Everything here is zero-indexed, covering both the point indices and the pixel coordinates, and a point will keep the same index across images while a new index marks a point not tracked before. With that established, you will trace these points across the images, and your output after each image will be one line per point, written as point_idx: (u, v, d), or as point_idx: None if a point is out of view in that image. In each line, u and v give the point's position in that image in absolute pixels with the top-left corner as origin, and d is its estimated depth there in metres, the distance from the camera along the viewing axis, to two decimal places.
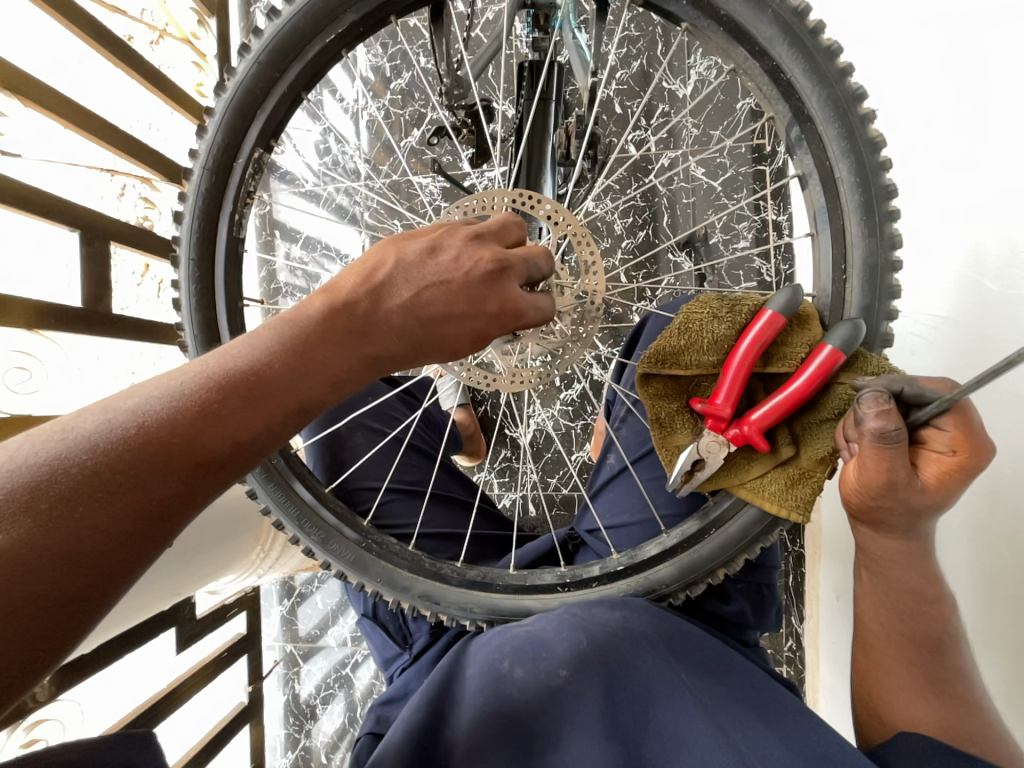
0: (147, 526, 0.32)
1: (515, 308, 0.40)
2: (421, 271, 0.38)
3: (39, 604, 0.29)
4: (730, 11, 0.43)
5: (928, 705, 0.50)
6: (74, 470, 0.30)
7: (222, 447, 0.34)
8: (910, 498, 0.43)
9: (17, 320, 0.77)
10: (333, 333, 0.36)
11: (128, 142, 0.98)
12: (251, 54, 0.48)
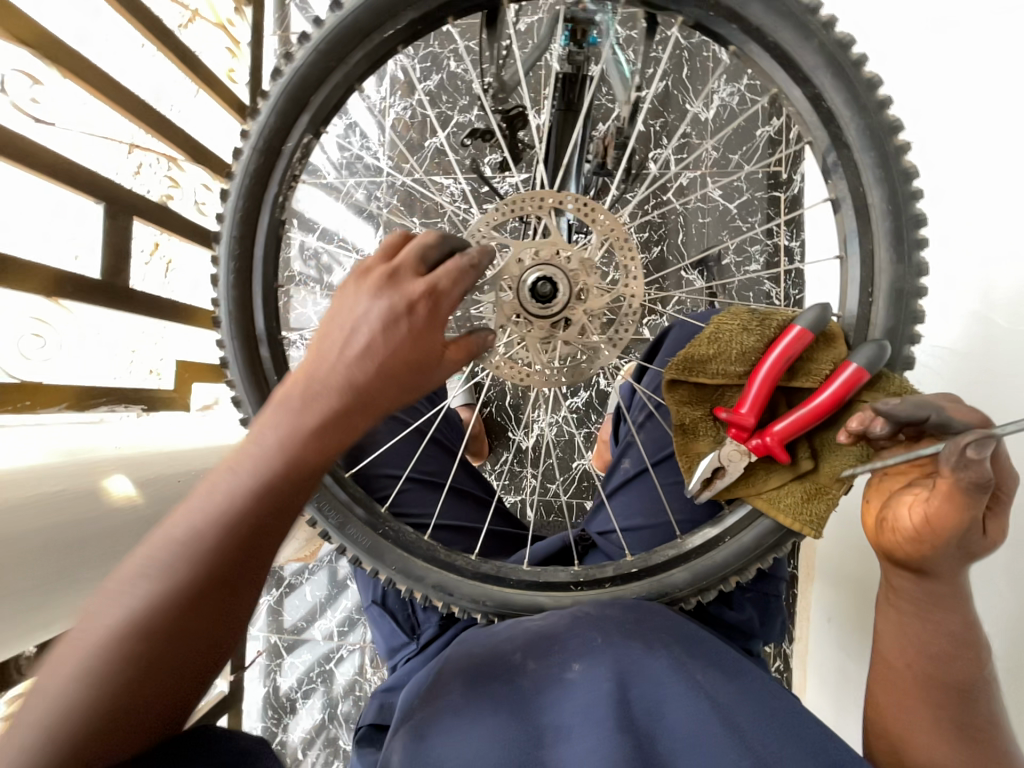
0: (205, 634, 0.38)
1: (431, 290, 0.42)
2: (334, 331, 0.41)
3: (170, 680, 0.38)
4: (778, 38, 0.44)
5: (952, 749, 0.50)
6: (142, 604, 0.36)
7: (252, 533, 0.39)
8: (969, 542, 0.44)
9: (37, 286, 0.78)
10: (293, 417, 0.40)
11: (157, 119, 0.99)
12: (311, 41, 0.48)
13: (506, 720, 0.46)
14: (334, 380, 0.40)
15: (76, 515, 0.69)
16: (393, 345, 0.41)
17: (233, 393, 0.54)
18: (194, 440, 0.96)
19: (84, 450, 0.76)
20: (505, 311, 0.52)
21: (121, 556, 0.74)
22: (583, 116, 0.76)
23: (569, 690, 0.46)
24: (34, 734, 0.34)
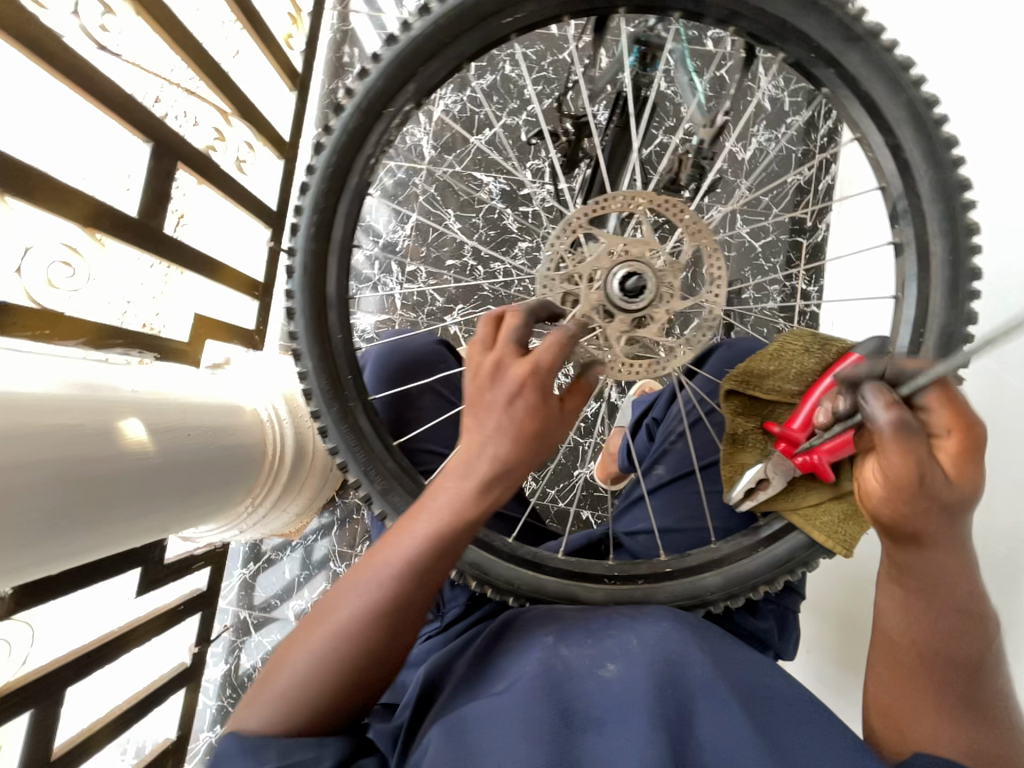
0: (391, 649, 0.48)
1: (535, 367, 0.46)
2: (477, 413, 0.47)
3: (377, 674, 0.48)
4: (869, 88, 0.48)
5: (960, 727, 0.50)
6: (364, 625, 0.46)
7: (435, 573, 0.48)
8: (933, 487, 0.43)
9: (75, 213, 0.75)
10: (463, 486, 0.47)
11: (213, 69, 0.98)
12: (431, 15, 0.49)
13: (541, 698, 0.46)
14: (486, 456, 0.47)
15: (91, 453, 0.66)
16: (533, 425, 0.47)
17: (292, 344, 0.54)
18: (202, 393, 0.92)
19: (102, 384, 0.73)
20: (589, 302, 0.52)
21: (125, 501, 0.71)
22: (638, 139, 0.80)
23: (604, 687, 0.47)
24: (284, 694, 0.46)
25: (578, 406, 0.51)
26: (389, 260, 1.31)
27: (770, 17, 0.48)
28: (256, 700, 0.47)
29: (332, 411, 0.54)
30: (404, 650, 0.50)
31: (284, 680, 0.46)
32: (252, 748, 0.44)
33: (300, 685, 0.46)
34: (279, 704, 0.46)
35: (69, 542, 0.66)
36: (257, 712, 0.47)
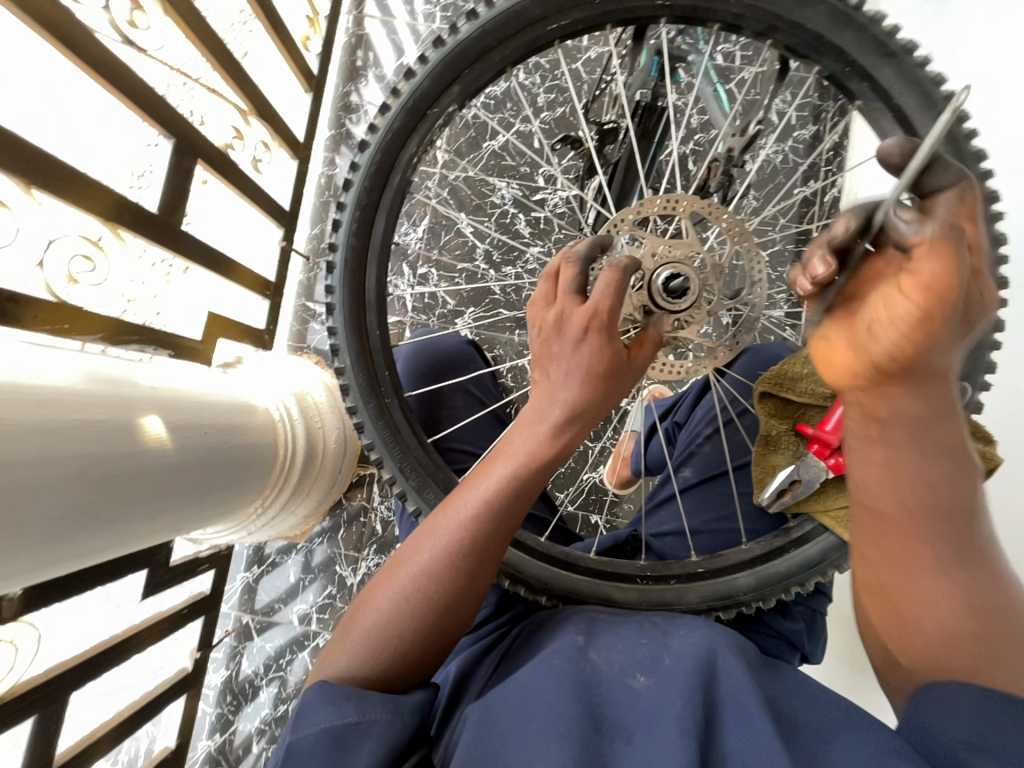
0: (469, 595, 0.49)
1: (603, 311, 0.47)
2: (548, 369, 0.51)
3: (455, 622, 0.49)
4: (901, 102, 0.50)
5: (947, 592, 0.44)
6: (444, 570, 0.48)
7: (511, 521, 0.50)
8: (959, 314, 0.35)
9: (98, 206, 0.75)
10: (535, 434, 0.50)
11: (233, 68, 0.98)
12: (478, 20, 0.50)
13: (572, 702, 0.46)
14: (556, 404, 0.50)
15: (113, 448, 0.65)
16: (604, 375, 0.49)
17: (330, 340, 0.55)
18: (216, 390, 0.91)
19: (122, 378, 0.72)
20: (632, 303, 0.54)
21: (145, 498, 0.70)
22: (659, 147, 0.81)
23: (636, 697, 0.47)
24: (366, 635, 0.48)
25: (647, 356, 0.52)
26: (401, 263, 1.31)
27: (807, 31, 0.49)
28: (338, 644, 0.49)
29: (369, 408, 0.54)
30: (480, 599, 0.51)
31: (366, 622, 0.48)
32: (336, 704, 0.43)
33: (386, 625, 0.47)
34: (365, 645, 0.47)
35: (89, 539, 0.65)
36: (341, 655, 0.48)
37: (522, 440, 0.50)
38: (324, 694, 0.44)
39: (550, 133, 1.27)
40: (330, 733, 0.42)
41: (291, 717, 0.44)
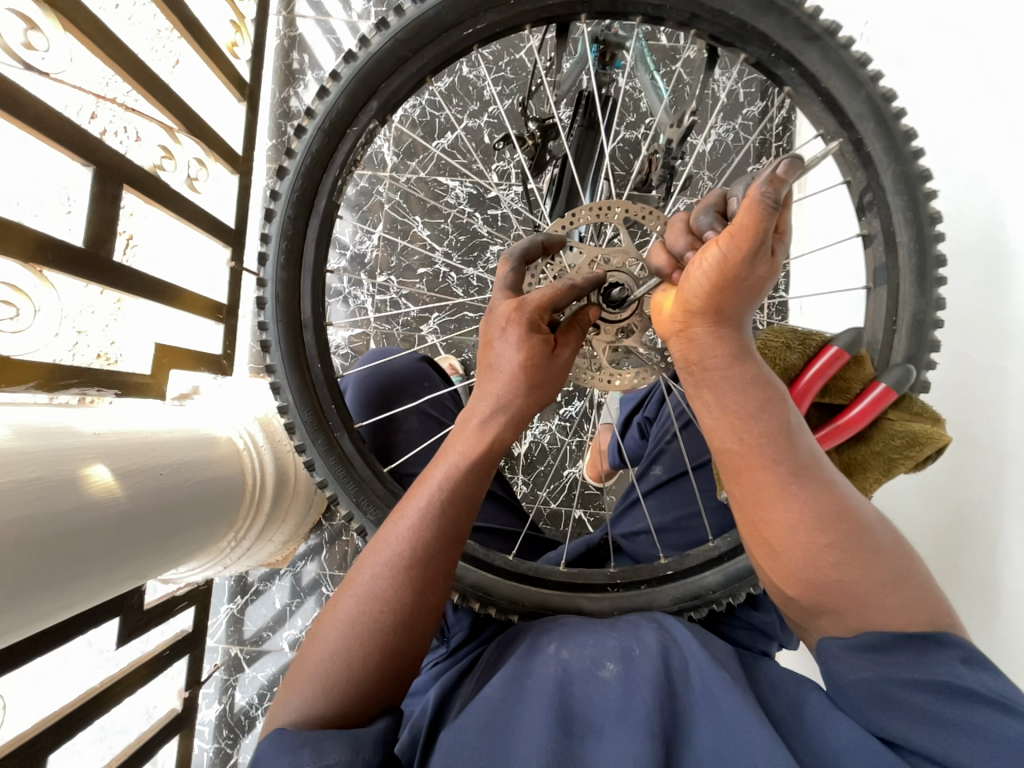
0: (419, 615, 0.48)
1: (541, 309, 0.48)
2: (486, 365, 0.50)
3: (409, 644, 0.48)
4: (829, 86, 0.49)
5: (816, 537, 0.44)
6: (388, 590, 0.47)
7: (459, 528, 0.49)
8: (754, 259, 0.39)
9: (16, 247, 0.70)
10: (466, 435, 0.49)
11: (152, 82, 0.93)
12: (389, 28, 0.47)
13: (545, 715, 0.46)
14: (485, 398, 0.49)
15: (56, 506, 0.62)
16: (535, 369, 0.48)
17: (270, 378, 0.52)
18: (170, 425, 0.87)
19: (60, 427, 0.68)
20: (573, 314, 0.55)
21: (100, 552, 0.67)
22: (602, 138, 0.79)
23: (604, 691, 0.47)
24: (318, 672, 0.46)
25: (576, 345, 0.51)
26: (359, 273, 1.28)
27: (731, 19, 0.48)
28: (291, 685, 0.47)
29: (317, 445, 0.52)
30: (432, 618, 0.49)
31: (315, 657, 0.47)
32: (287, 760, 0.42)
33: (335, 655, 0.46)
34: (317, 683, 0.46)
35: (40, 603, 0.62)
36: (294, 697, 0.47)
37: (452, 444, 0.50)
38: (277, 748, 0.43)
39: (498, 127, 1.23)
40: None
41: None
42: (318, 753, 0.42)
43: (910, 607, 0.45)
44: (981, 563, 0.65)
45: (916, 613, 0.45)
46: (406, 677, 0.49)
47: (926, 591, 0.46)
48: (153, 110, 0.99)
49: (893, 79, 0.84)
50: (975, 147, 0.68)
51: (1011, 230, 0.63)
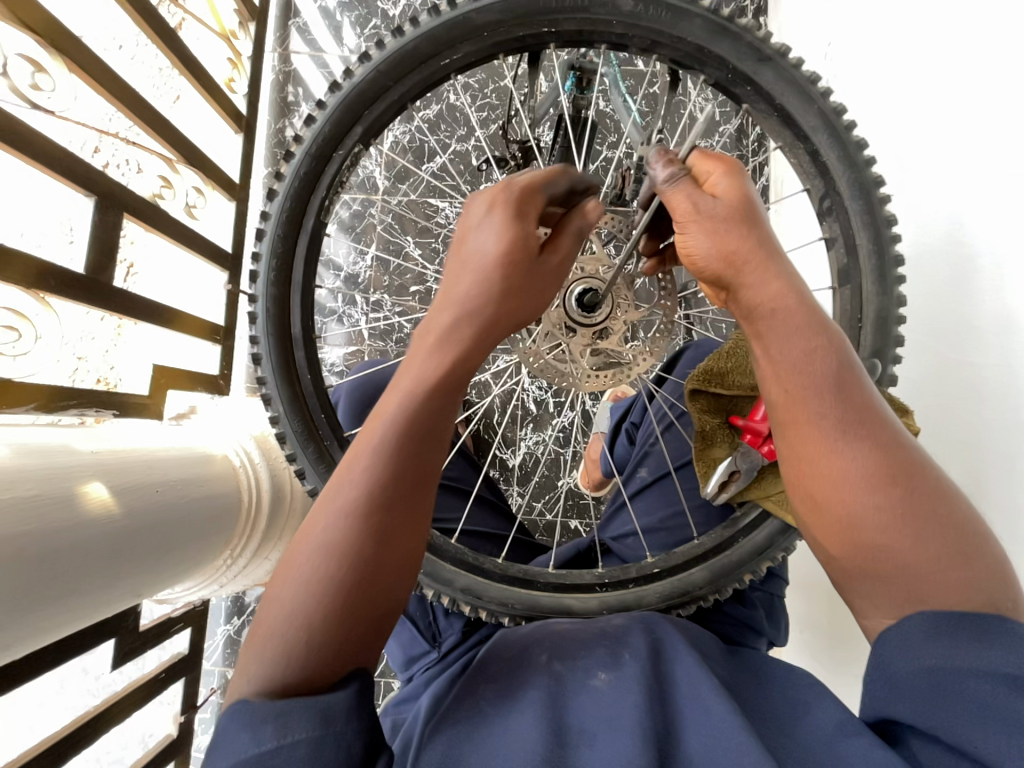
0: (395, 544, 0.49)
1: (529, 198, 0.51)
2: (462, 267, 0.50)
3: (390, 569, 0.49)
4: (783, 102, 0.53)
5: (869, 492, 0.45)
6: (363, 517, 0.47)
7: (430, 454, 0.50)
8: (701, 207, 0.48)
9: (19, 276, 0.73)
10: (433, 352, 0.48)
11: (152, 117, 0.97)
12: (371, 61, 0.51)
13: (538, 720, 0.47)
14: (460, 300, 0.49)
15: (53, 523, 0.63)
16: (518, 260, 0.49)
17: (262, 390, 0.54)
18: (166, 444, 0.89)
19: (58, 447, 0.69)
20: (552, 319, 0.59)
21: (96, 570, 0.68)
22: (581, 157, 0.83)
23: (596, 695, 0.49)
24: (291, 617, 0.46)
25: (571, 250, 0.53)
26: (353, 292, 1.31)
27: (688, 44, 0.52)
28: (259, 638, 0.47)
29: (307, 454, 0.54)
30: (408, 557, 0.51)
31: (288, 601, 0.46)
32: (252, 730, 0.42)
33: (293, 614, 0.46)
34: (290, 629, 0.46)
35: (35, 621, 0.62)
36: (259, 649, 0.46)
37: (412, 364, 0.49)
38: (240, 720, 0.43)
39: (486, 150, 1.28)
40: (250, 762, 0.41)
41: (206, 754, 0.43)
42: (283, 725, 0.43)
43: (962, 585, 0.45)
44: None
45: (970, 588, 0.45)
46: (386, 611, 0.50)
47: (984, 569, 0.45)
48: (151, 141, 1.03)
49: (855, 95, 0.89)
50: (936, 154, 0.71)
51: (973, 231, 0.66)
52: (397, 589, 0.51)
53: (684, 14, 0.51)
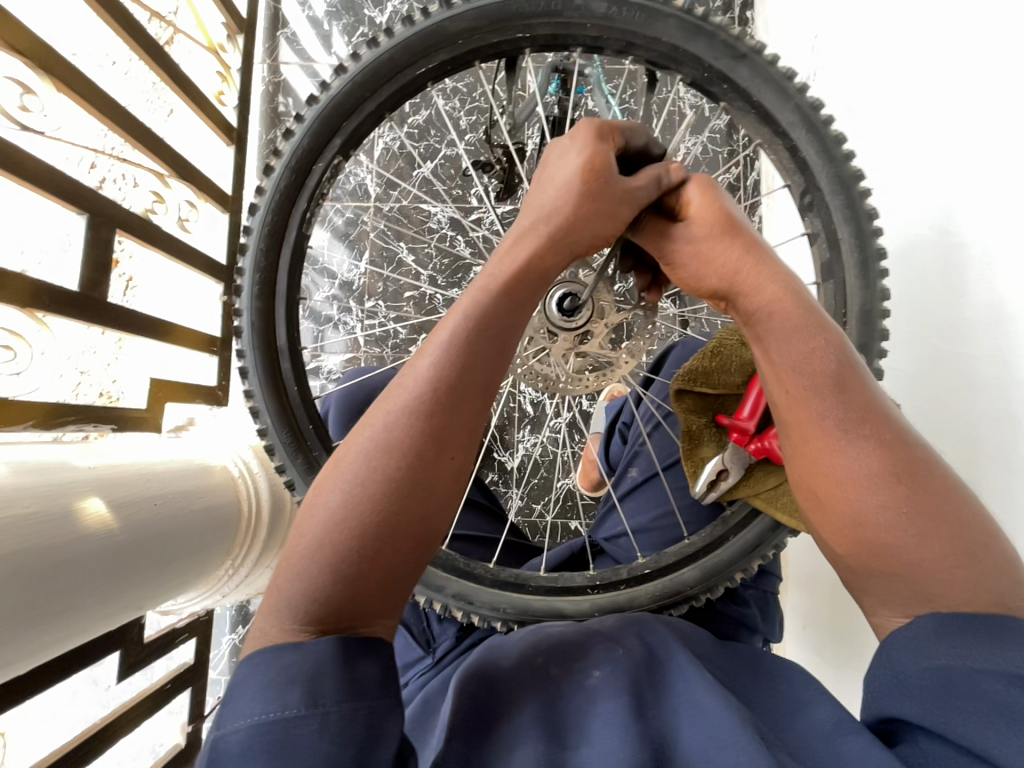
0: (444, 459, 0.49)
1: (608, 131, 0.51)
2: (543, 182, 0.52)
3: (436, 485, 0.49)
4: (760, 99, 0.52)
5: (873, 490, 0.46)
6: (422, 422, 0.48)
7: (490, 373, 0.50)
8: (679, 235, 0.51)
9: (13, 296, 0.74)
10: (509, 257, 0.50)
11: (141, 132, 0.98)
12: (347, 73, 0.51)
13: (530, 723, 0.47)
14: (540, 211, 0.51)
15: (52, 538, 0.64)
16: (593, 179, 0.49)
17: (250, 402, 0.55)
18: (164, 457, 0.89)
19: (55, 464, 0.70)
20: (535, 324, 0.60)
21: (96, 583, 0.69)
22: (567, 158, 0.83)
23: (589, 694, 0.49)
24: (340, 501, 0.47)
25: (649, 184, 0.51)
26: (347, 299, 1.32)
27: (663, 44, 0.52)
28: (304, 516, 0.48)
29: (297, 465, 0.55)
30: (454, 479, 0.50)
31: (342, 489, 0.47)
32: (273, 694, 0.42)
33: (343, 506, 0.46)
34: (337, 512, 0.47)
35: (39, 635, 0.63)
36: (301, 550, 0.47)
37: (489, 272, 0.50)
38: (259, 681, 0.43)
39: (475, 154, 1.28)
40: (261, 725, 0.41)
41: (223, 701, 0.44)
42: (311, 694, 0.43)
43: (971, 585, 0.45)
44: None
45: (979, 589, 0.45)
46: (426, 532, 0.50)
47: (994, 566, 0.45)
48: (142, 157, 1.04)
49: (843, 86, 0.88)
50: (923, 143, 0.71)
51: (961, 221, 0.65)
52: (438, 512, 0.50)
53: (657, 14, 0.51)
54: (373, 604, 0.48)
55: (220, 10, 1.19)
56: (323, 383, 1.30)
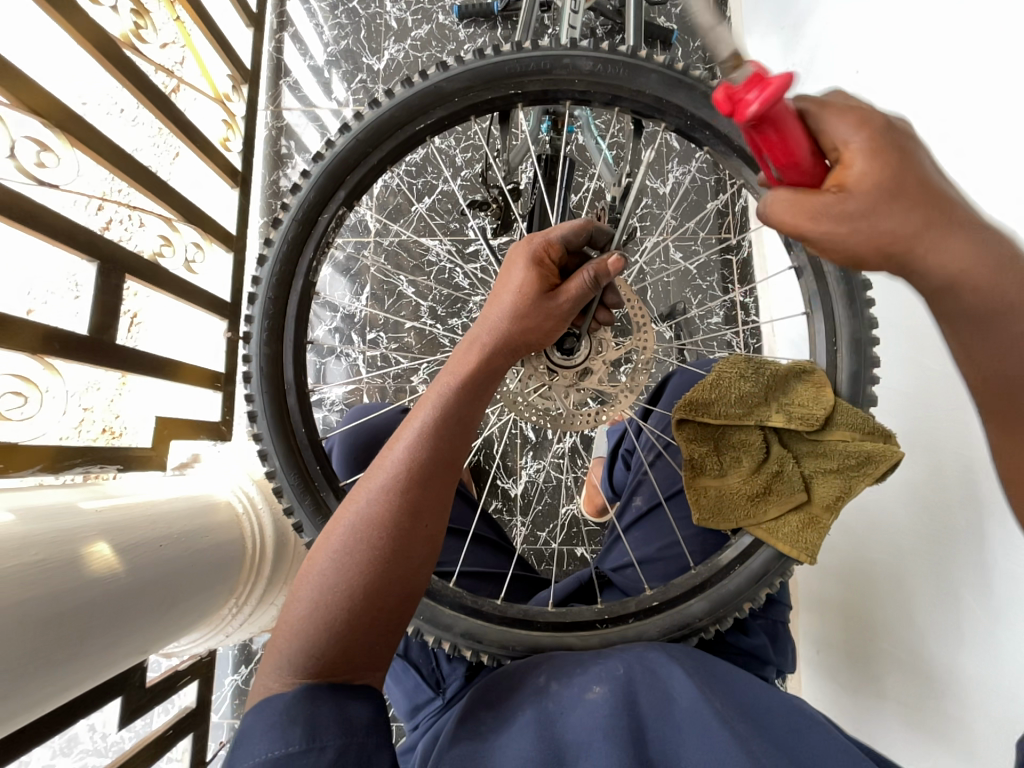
0: (419, 532, 0.52)
1: (546, 248, 0.57)
2: (495, 291, 0.57)
3: (413, 560, 0.52)
4: (741, 143, 0.55)
5: None
6: (395, 500, 0.51)
7: (456, 449, 0.54)
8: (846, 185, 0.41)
9: (24, 343, 0.75)
10: (466, 357, 0.55)
11: (150, 179, 1.02)
12: (351, 131, 0.54)
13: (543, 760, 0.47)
14: (492, 316, 0.55)
15: (59, 584, 0.64)
16: (532, 296, 0.55)
17: (258, 445, 0.56)
18: (170, 496, 0.90)
19: (64, 508, 0.71)
20: (536, 366, 0.62)
21: (102, 629, 0.68)
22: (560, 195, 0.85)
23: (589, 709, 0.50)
24: (321, 578, 0.50)
25: (579, 293, 0.56)
26: (350, 331, 1.34)
27: (647, 96, 0.55)
28: (295, 591, 0.51)
29: (304, 506, 0.55)
30: (431, 545, 0.53)
31: (322, 568, 0.50)
32: (278, 731, 0.45)
33: (327, 581, 0.49)
34: (322, 587, 0.50)
35: (47, 683, 0.62)
36: (293, 614, 0.50)
37: (448, 368, 0.55)
38: (266, 722, 0.46)
39: (472, 188, 1.33)
40: (268, 762, 0.44)
41: (230, 748, 0.46)
42: (313, 730, 0.45)
43: None
44: (973, 572, 0.64)
45: None
46: (407, 604, 0.52)
47: None
48: (148, 202, 1.07)
49: None
50: None
51: None
52: (417, 583, 0.52)
53: (640, 69, 0.54)
54: (361, 667, 0.50)
55: (226, 63, 1.26)
56: (325, 415, 1.31)
